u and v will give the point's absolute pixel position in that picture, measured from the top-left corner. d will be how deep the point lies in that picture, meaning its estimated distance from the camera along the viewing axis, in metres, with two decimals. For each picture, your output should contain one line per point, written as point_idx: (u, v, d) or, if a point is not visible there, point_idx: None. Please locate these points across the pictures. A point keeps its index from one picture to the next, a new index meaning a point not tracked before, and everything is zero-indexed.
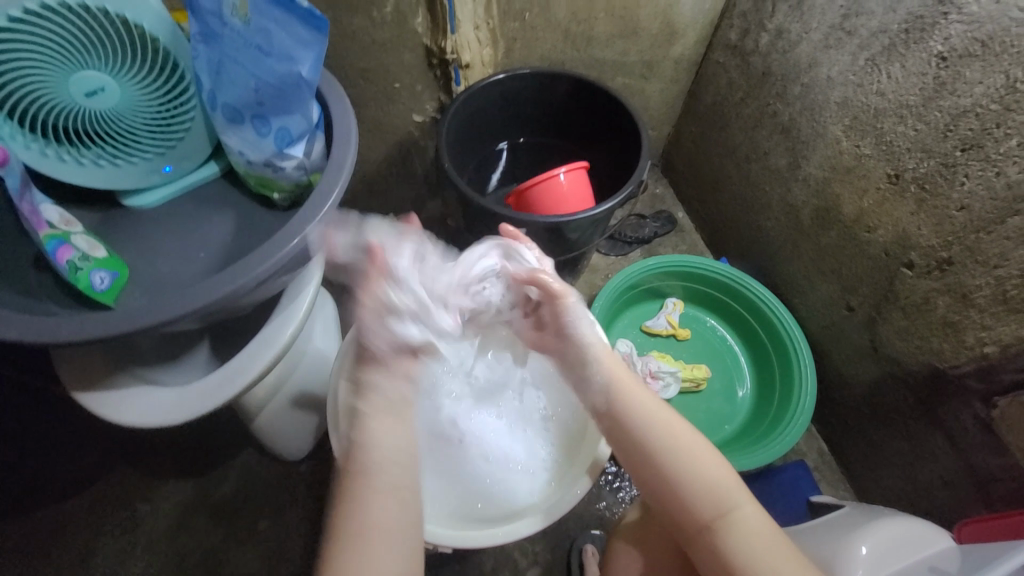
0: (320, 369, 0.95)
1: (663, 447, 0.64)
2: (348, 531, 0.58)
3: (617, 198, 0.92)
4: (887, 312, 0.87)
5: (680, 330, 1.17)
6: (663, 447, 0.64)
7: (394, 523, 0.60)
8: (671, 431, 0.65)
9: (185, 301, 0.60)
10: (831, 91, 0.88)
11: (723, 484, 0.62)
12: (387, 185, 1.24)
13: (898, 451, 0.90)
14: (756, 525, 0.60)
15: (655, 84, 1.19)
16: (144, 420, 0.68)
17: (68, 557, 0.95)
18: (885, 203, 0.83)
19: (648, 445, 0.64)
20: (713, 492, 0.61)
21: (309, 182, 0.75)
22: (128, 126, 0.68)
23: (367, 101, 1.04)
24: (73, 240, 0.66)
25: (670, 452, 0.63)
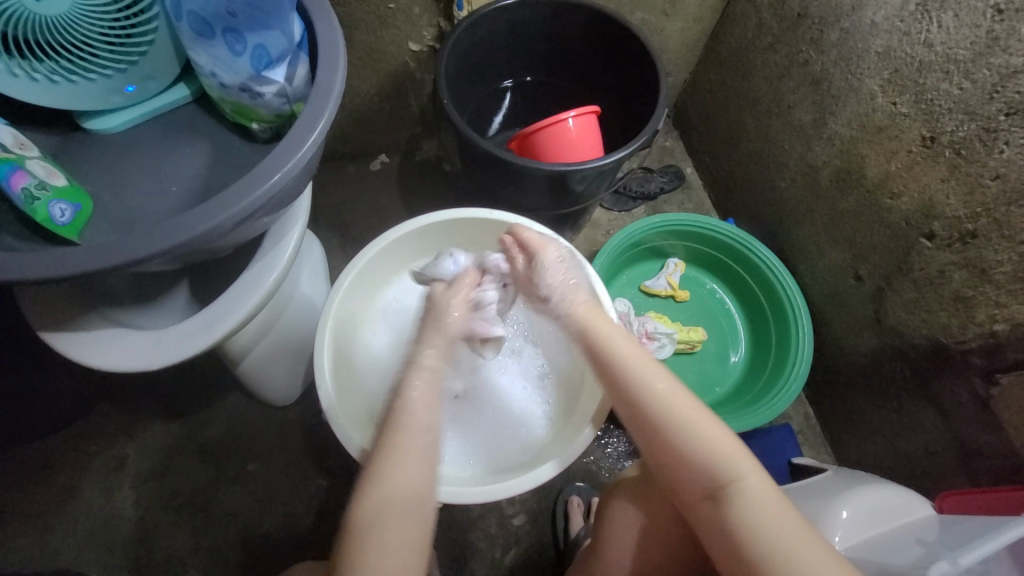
0: (307, 316, 0.91)
1: (665, 410, 0.61)
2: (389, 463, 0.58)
3: (629, 148, 0.85)
4: (898, 283, 0.84)
5: (680, 291, 1.14)
6: (663, 411, 0.61)
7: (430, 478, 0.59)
8: (674, 399, 0.62)
9: (156, 239, 0.54)
10: (872, 39, 0.80)
11: (727, 451, 0.58)
12: (379, 121, 1.15)
13: (886, 421, 0.91)
14: (762, 496, 0.55)
15: (677, 23, 1.08)
16: (121, 365, 0.64)
17: (54, 491, 0.95)
18: (915, 168, 0.78)
19: (648, 408, 0.62)
20: (717, 459, 0.58)
21: (292, 113, 0.67)
22: (83, 35, 0.59)
23: (358, 23, 0.93)
24: (27, 165, 0.58)
25: (671, 416, 0.61)
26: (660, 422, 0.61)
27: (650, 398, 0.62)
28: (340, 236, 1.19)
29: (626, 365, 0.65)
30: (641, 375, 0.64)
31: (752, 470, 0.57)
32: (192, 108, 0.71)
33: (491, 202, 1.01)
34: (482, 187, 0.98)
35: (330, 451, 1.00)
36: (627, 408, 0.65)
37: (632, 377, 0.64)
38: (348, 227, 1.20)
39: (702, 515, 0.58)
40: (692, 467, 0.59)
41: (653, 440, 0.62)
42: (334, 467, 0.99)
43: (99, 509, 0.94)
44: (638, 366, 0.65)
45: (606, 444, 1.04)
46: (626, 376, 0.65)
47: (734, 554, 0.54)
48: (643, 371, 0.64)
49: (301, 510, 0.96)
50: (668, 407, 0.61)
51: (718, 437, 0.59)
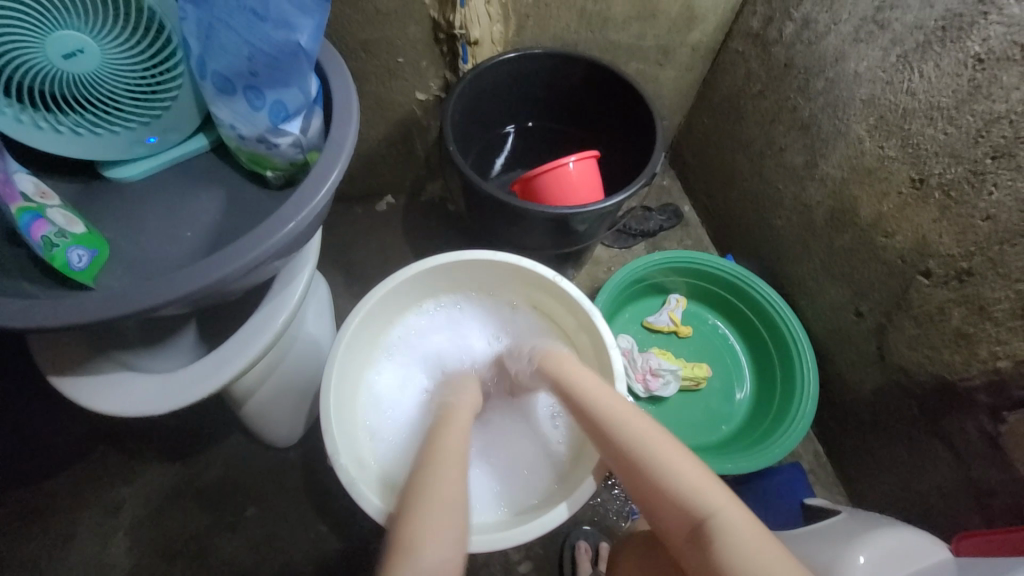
0: (312, 355, 0.91)
1: (634, 445, 0.63)
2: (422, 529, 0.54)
3: (628, 190, 0.88)
4: (898, 320, 0.85)
5: (682, 327, 1.14)
6: (631, 447, 0.63)
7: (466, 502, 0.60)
8: (645, 440, 0.63)
9: (171, 286, 0.55)
10: (857, 87, 0.84)
11: (698, 488, 0.59)
12: (386, 164, 1.19)
13: (897, 459, 0.90)
14: (737, 527, 0.56)
15: (670, 71, 1.14)
16: (127, 409, 0.64)
17: (47, 538, 0.92)
18: (907, 208, 0.80)
19: (618, 445, 0.64)
20: (687, 491, 0.59)
21: (305, 161, 0.70)
22: (110, 92, 0.63)
23: (368, 75, 0.98)
24: (48, 214, 0.61)
25: (641, 450, 0.62)
26: (633, 457, 0.62)
27: (619, 435, 0.64)
28: (345, 274, 1.21)
29: (596, 405, 0.67)
30: (610, 412, 0.66)
31: (729, 504, 0.58)
32: (209, 157, 0.75)
33: (495, 242, 1.03)
34: (486, 227, 1.00)
35: (331, 494, 0.98)
36: (601, 446, 0.67)
37: (603, 415, 0.66)
38: (354, 265, 1.22)
39: (684, 549, 0.59)
40: (667, 501, 0.60)
41: (628, 476, 0.63)
42: (335, 511, 0.97)
43: (91, 558, 0.91)
44: (609, 405, 0.66)
45: (613, 485, 1.02)
46: (596, 416, 0.66)
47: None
48: (612, 407, 0.66)
49: (299, 558, 0.93)
50: (638, 441, 0.63)
51: (688, 469, 0.60)
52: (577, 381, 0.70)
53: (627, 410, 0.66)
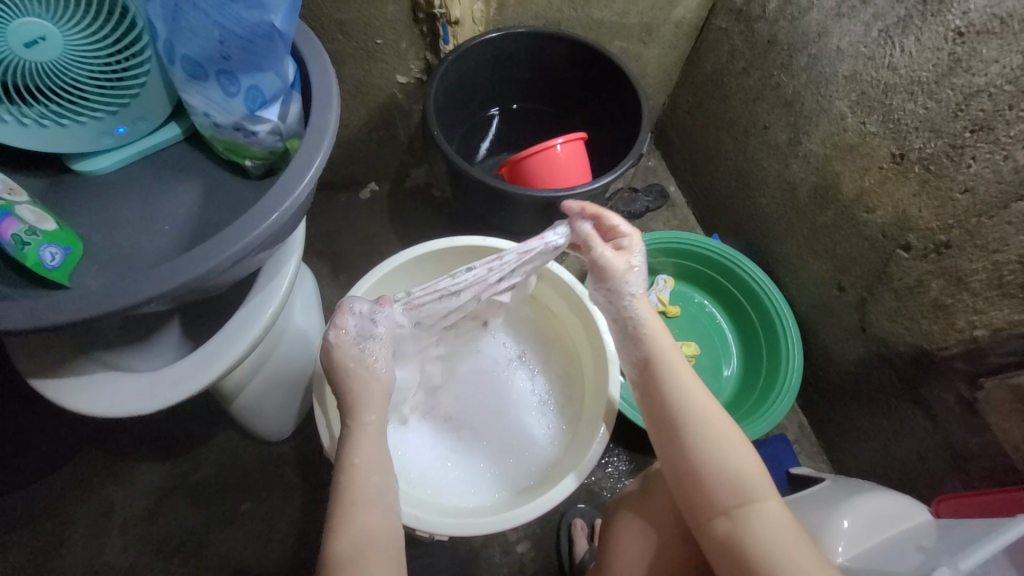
0: (300, 347, 0.90)
1: (698, 428, 0.63)
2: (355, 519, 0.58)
3: (615, 172, 0.88)
4: (879, 293, 0.87)
5: (670, 307, 1.16)
6: (698, 430, 0.63)
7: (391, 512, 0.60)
8: (702, 415, 0.64)
9: (154, 282, 0.54)
10: (839, 63, 0.85)
11: (745, 475, 0.61)
12: (368, 149, 1.16)
13: (878, 427, 0.93)
14: (777, 518, 0.59)
15: (653, 50, 1.13)
16: (115, 411, 0.62)
17: (37, 542, 0.90)
18: (887, 183, 0.82)
19: (684, 424, 0.64)
20: (743, 480, 0.61)
21: (285, 149, 0.68)
22: (74, 80, 0.59)
23: (346, 59, 0.95)
24: (17, 211, 0.58)
25: (711, 437, 0.63)
26: (693, 435, 0.63)
27: (689, 412, 0.64)
28: (331, 264, 1.19)
29: (671, 382, 0.65)
30: (680, 386, 0.65)
31: (770, 494, 0.61)
32: (183, 147, 0.72)
33: (482, 227, 1.02)
34: (473, 213, 0.99)
35: (326, 485, 0.98)
36: (660, 420, 0.66)
37: (676, 393, 0.65)
38: (339, 255, 1.20)
39: (709, 532, 0.61)
40: (711, 486, 0.61)
41: (678, 455, 0.64)
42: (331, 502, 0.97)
43: (84, 561, 0.90)
44: (681, 382, 0.65)
45: (607, 464, 1.04)
46: (669, 395, 0.65)
47: (742, 568, 0.58)
48: (682, 383, 0.65)
49: (297, 547, 0.94)
50: (706, 424, 0.63)
51: (748, 460, 0.62)
52: (660, 356, 0.67)
53: (695, 387, 0.66)
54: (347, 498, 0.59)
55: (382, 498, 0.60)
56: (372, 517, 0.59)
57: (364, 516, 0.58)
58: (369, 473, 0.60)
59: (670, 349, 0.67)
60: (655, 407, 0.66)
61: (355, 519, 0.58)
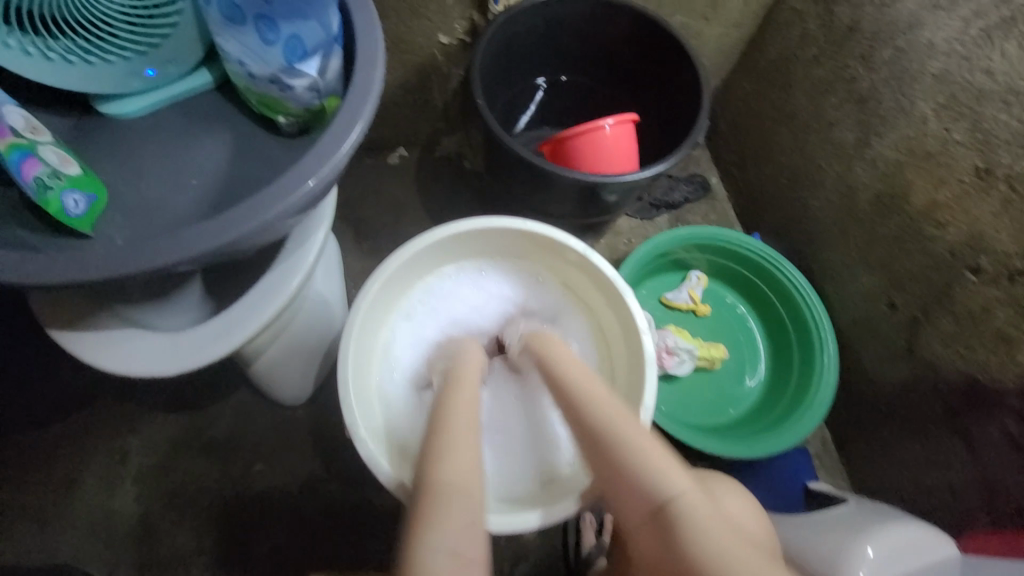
0: (323, 315, 0.88)
1: (649, 484, 0.54)
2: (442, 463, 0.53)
3: (669, 161, 0.82)
4: (935, 315, 0.82)
5: (701, 306, 1.11)
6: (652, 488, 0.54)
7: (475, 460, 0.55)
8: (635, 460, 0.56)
9: (180, 245, 0.50)
10: (929, 61, 0.77)
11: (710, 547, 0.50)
12: (401, 112, 1.11)
13: (909, 453, 0.90)
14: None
15: (716, 28, 1.04)
16: (134, 369, 0.61)
17: (53, 481, 0.92)
18: (964, 199, 0.75)
19: (617, 474, 0.56)
20: (710, 552, 0.50)
21: (322, 108, 0.63)
22: (102, 13, 0.56)
23: (388, 12, 0.89)
24: (40, 152, 0.55)
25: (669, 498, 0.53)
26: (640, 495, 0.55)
27: (626, 463, 0.56)
28: (354, 230, 1.15)
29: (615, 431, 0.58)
30: (620, 433, 0.58)
31: None
32: (214, 97, 0.67)
33: (515, 206, 0.97)
34: (508, 190, 0.94)
35: (337, 453, 0.97)
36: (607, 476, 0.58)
37: (624, 446, 0.57)
38: (363, 222, 1.16)
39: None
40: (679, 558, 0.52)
41: (645, 521, 0.55)
42: (341, 471, 0.96)
43: (98, 503, 0.92)
44: (609, 422, 0.59)
45: None
46: (617, 449, 0.57)
47: None
48: (621, 430, 0.58)
49: (306, 512, 0.94)
50: (654, 479, 0.54)
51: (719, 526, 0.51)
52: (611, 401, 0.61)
53: (641, 435, 0.58)
54: (436, 443, 0.56)
55: (470, 442, 0.57)
56: (459, 464, 0.53)
57: (450, 466, 0.53)
58: (458, 423, 0.58)
59: (602, 395, 0.62)
60: (600, 462, 0.59)
61: (442, 465, 0.53)
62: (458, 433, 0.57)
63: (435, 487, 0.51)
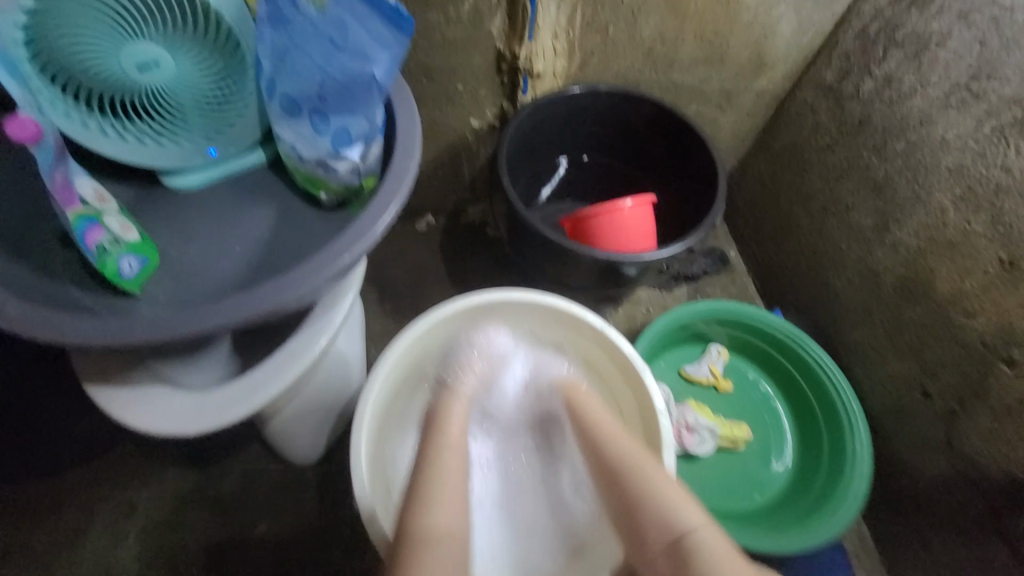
0: (344, 376, 0.90)
1: (625, 473, 0.66)
2: (427, 506, 0.60)
3: (686, 242, 0.85)
4: (971, 408, 0.78)
5: (722, 381, 1.09)
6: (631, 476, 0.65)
7: (459, 512, 0.61)
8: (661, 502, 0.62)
9: (215, 313, 0.54)
10: (943, 155, 0.79)
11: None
12: (431, 183, 1.19)
13: (956, 560, 0.82)
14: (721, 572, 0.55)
15: (730, 115, 1.10)
16: (158, 427, 0.62)
17: (62, 531, 0.92)
18: (991, 289, 0.74)
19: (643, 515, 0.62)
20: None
21: (361, 187, 0.69)
22: (179, 103, 0.64)
23: (426, 100, 0.98)
24: (104, 220, 0.61)
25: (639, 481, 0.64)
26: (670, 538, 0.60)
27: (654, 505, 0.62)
28: (379, 291, 1.20)
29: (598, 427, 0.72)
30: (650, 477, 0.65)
31: None
32: (265, 173, 0.74)
33: (535, 275, 1.00)
34: (529, 261, 0.98)
35: (343, 518, 0.95)
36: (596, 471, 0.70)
37: (603, 437, 0.70)
38: (388, 283, 1.21)
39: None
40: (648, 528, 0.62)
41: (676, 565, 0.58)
42: (345, 537, 0.94)
43: (100, 558, 0.90)
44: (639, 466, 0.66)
45: None
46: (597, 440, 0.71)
47: None
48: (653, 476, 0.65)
49: None
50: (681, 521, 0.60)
51: (687, 506, 0.61)
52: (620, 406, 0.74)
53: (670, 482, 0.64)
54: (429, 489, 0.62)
55: (454, 494, 0.62)
56: (443, 517, 0.59)
57: (441, 516, 0.59)
58: (448, 469, 0.65)
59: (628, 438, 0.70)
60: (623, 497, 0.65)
61: (428, 513, 0.59)
62: (452, 483, 0.64)
63: (421, 535, 0.57)
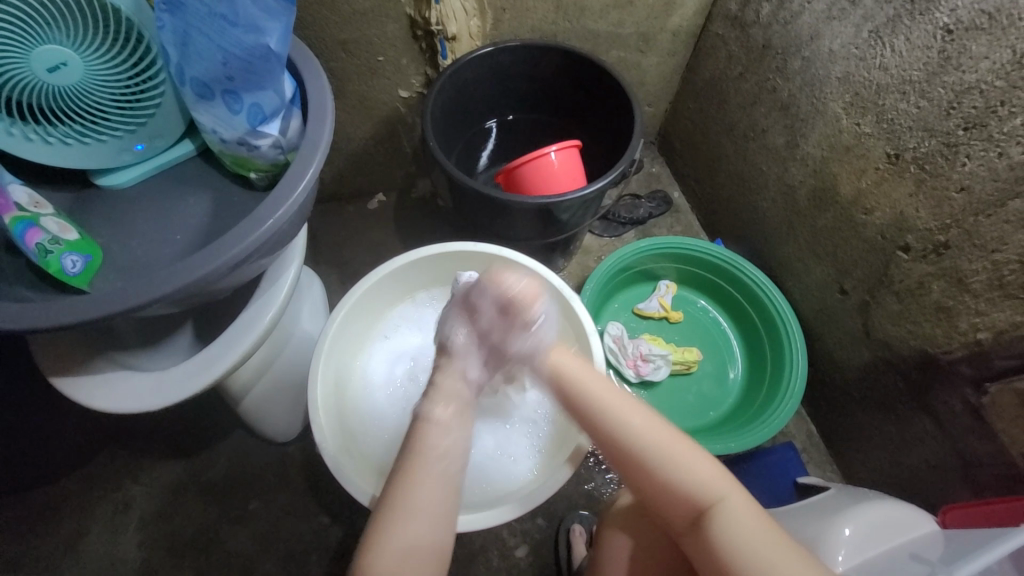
0: (307, 351, 0.94)
1: (646, 443, 0.65)
2: (391, 526, 0.60)
3: (608, 177, 0.90)
4: (881, 296, 0.85)
5: (672, 312, 1.15)
6: (650, 447, 0.64)
7: (436, 523, 0.62)
8: (640, 426, 0.66)
9: (156, 286, 0.57)
10: (832, 65, 0.84)
11: (703, 480, 0.62)
12: (375, 161, 1.21)
13: (886, 436, 0.91)
14: (740, 512, 0.60)
15: (652, 58, 1.14)
16: (123, 407, 0.67)
17: (61, 534, 0.96)
18: (884, 183, 0.80)
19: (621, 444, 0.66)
20: (701, 486, 0.62)
21: (287, 161, 0.72)
22: (96, 101, 0.65)
23: (350, 75, 1.00)
24: (42, 222, 0.63)
25: (656, 451, 0.64)
26: (642, 456, 0.65)
27: (627, 435, 0.66)
28: (339, 273, 1.23)
29: (600, 403, 0.68)
30: (617, 410, 0.67)
31: (732, 492, 0.61)
32: (196, 162, 0.77)
33: (481, 234, 1.04)
34: (474, 221, 1.02)
35: (330, 486, 1.01)
36: (607, 448, 0.67)
37: (611, 415, 0.67)
38: (349, 265, 1.24)
39: (688, 538, 0.62)
40: (673, 491, 0.63)
41: (644, 479, 0.65)
42: (335, 501, 1.00)
43: (103, 555, 0.95)
44: (606, 402, 0.68)
45: (607, 470, 1.03)
46: (602, 417, 0.67)
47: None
48: (617, 407, 0.67)
49: (303, 546, 0.96)
50: (651, 439, 0.65)
51: (700, 460, 0.63)
52: (586, 391, 0.69)
53: (637, 409, 0.67)
54: (389, 510, 0.61)
55: (438, 490, 0.63)
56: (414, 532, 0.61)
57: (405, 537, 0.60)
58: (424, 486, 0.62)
59: (585, 374, 0.70)
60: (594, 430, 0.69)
61: (391, 531, 0.60)
62: (422, 495, 0.62)
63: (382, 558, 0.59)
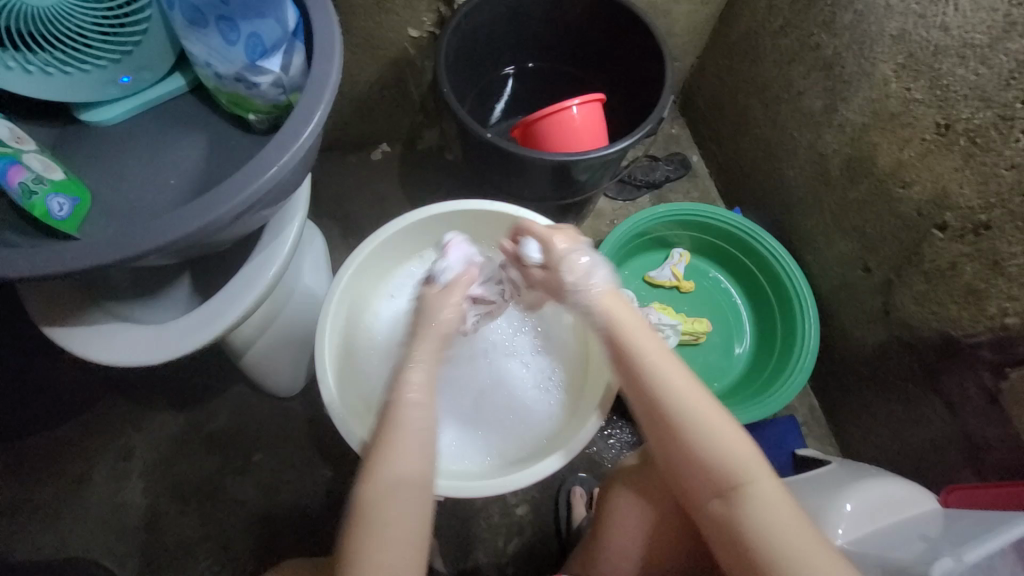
0: (308, 307, 0.91)
1: (685, 409, 0.60)
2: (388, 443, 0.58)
3: (632, 137, 0.83)
4: (907, 275, 0.83)
5: (684, 282, 1.12)
6: (693, 421, 0.59)
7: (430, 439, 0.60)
8: (680, 390, 0.60)
9: (153, 235, 0.53)
10: (887, 21, 0.77)
11: (737, 456, 0.57)
12: (380, 108, 1.13)
13: (892, 414, 0.91)
14: (775, 499, 0.55)
15: (684, 5, 1.05)
16: (120, 360, 0.64)
17: (64, 479, 0.96)
18: (928, 156, 0.76)
19: (654, 405, 0.61)
20: (734, 462, 0.57)
21: (288, 103, 0.66)
22: (75, 23, 0.57)
23: (355, 9, 0.91)
24: (25, 159, 0.57)
25: (694, 416, 0.59)
26: (676, 420, 0.60)
27: (667, 396, 0.60)
28: (341, 227, 1.18)
29: (652, 363, 0.62)
30: (661, 371, 0.61)
31: (766, 475, 0.57)
32: (188, 99, 0.70)
33: (493, 192, 0.99)
34: (484, 178, 0.96)
35: (333, 442, 1.01)
36: (646, 412, 0.62)
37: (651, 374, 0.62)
38: (350, 218, 1.19)
39: (709, 516, 0.58)
40: (704, 469, 0.58)
41: (673, 445, 0.60)
42: (338, 455, 1.00)
43: (108, 500, 0.96)
44: (647, 357, 0.62)
45: (610, 436, 1.04)
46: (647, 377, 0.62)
47: (743, 559, 0.55)
48: (661, 367, 0.62)
49: (306, 498, 0.97)
50: (693, 407, 0.60)
51: (738, 435, 0.58)
52: (630, 338, 0.64)
53: (678, 370, 0.62)
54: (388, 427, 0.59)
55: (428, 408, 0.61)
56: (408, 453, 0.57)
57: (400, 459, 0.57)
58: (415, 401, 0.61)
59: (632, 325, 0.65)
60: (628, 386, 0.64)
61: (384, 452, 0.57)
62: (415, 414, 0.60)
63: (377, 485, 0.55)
